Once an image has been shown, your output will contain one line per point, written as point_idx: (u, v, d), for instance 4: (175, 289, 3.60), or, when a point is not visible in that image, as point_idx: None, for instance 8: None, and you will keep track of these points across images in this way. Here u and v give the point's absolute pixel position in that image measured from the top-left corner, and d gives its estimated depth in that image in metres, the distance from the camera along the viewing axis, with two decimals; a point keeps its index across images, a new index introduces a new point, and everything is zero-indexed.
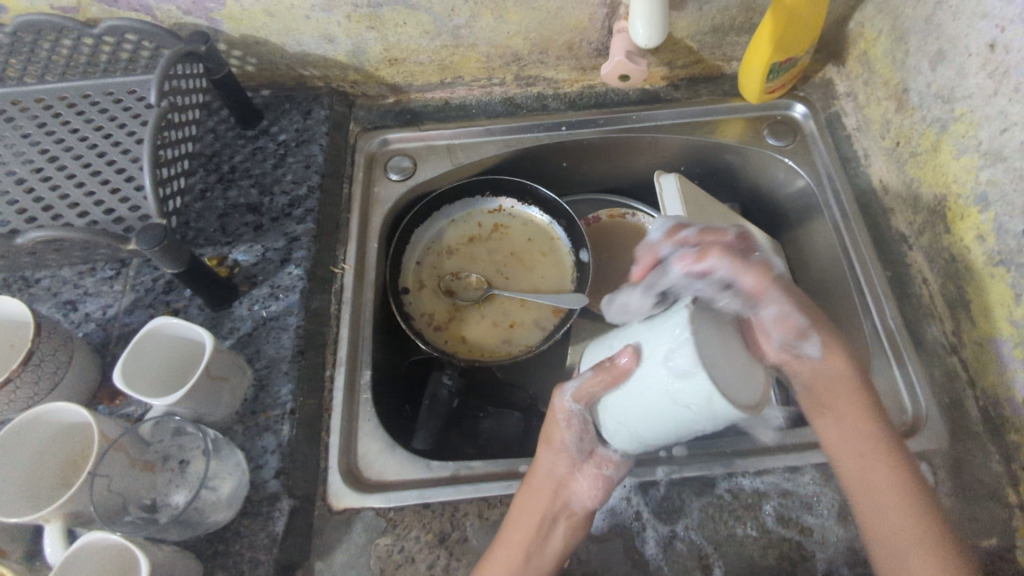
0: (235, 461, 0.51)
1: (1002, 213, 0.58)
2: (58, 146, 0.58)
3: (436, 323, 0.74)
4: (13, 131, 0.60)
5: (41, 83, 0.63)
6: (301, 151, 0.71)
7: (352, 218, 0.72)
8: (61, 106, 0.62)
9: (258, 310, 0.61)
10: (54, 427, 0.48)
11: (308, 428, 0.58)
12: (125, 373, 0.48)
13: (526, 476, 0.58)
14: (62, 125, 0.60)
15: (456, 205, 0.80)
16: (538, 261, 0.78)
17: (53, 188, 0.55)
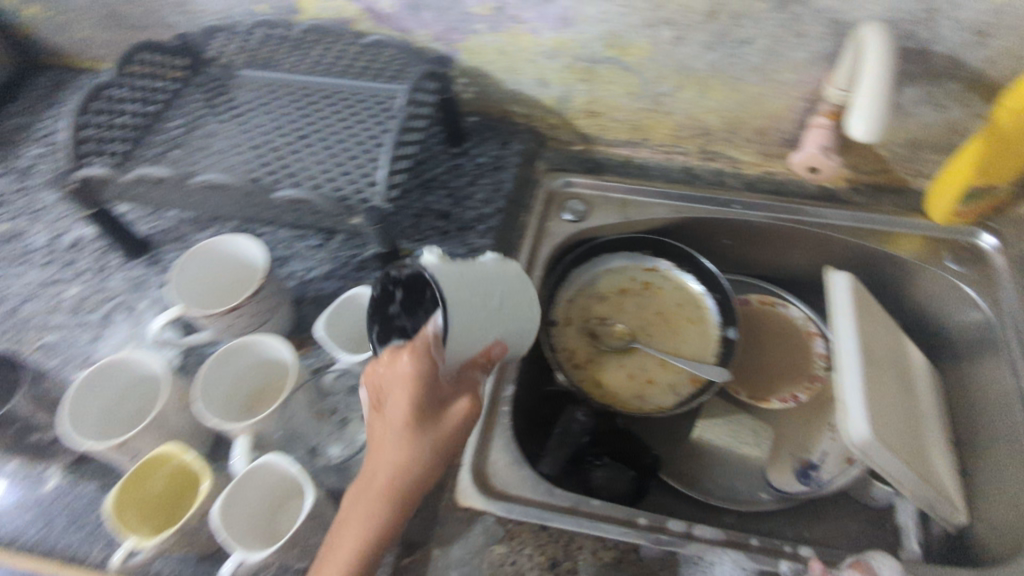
0: None
1: None
2: (313, 128, 0.69)
3: (575, 360, 0.77)
4: (280, 113, 0.71)
5: (309, 75, 0.75)
6: (494, 175, 0.79)
7: (523, 245, 0.77)
8: (320, 99, 0.73)
9: None
10: (256, 359, 0.54)
11: None
12: (331, 320, 0.56)
13: (642, 531, 0.57)
14: (319, 111, 0.71)
15: (614, 256, 0.83)
16: (684, 327, 0.79)
17: (302, 160, 0.65)
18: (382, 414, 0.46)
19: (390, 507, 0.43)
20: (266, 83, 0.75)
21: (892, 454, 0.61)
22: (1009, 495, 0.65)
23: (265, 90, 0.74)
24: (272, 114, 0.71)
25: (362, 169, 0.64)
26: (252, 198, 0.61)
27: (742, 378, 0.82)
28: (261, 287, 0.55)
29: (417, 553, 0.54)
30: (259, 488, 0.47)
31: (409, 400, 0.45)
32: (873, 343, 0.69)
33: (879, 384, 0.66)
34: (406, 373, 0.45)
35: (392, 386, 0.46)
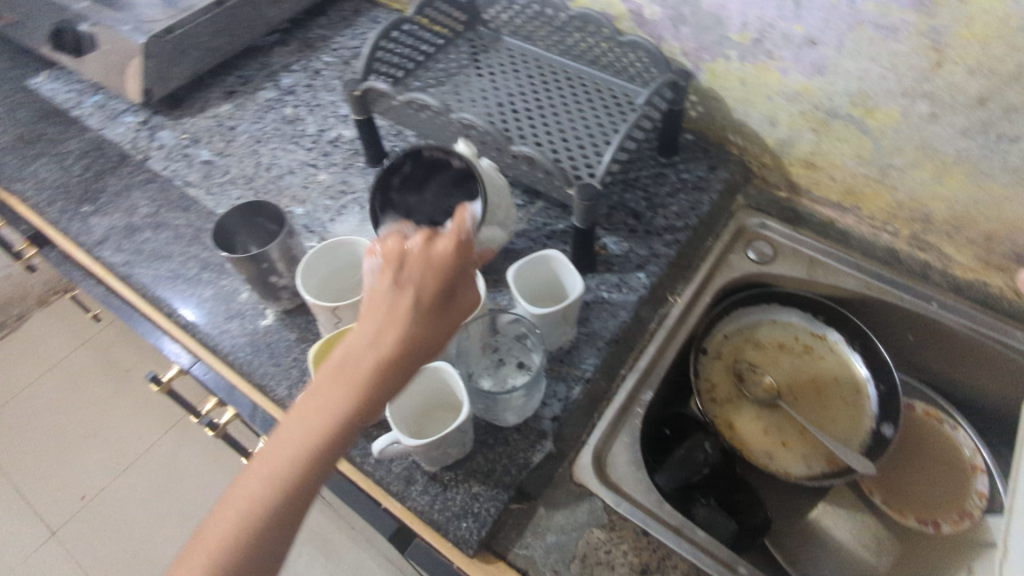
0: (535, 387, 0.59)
1: None
2: (556, 106, 0.77)
3: (714, 394, 0.76)
4: (531, 86, 0.80)
5: (570, 62, 0.84)
6: (693, 194, 0.80)
7: (702, 266, 0.78)
8: (568, 85, 0.81)
9: (601, 289, 0.70)
10: None
11: (588, 404, 0.63)
12: (520, 269, 0.61)
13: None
14: (565, 95, 0.79)
15: (785, 311, 0.81)
16: (836, 404, 0.75)
17: (537, 131, 0.73)
18: (390, 297, 0.39)
19: (367, 398, 0.37)
20: (525, 59, 0.85)
21: None
22: None
23: (524, 64, 0.84)
24: (524, 86, 0.80)
25: (590, 153, 0.70)
26: (490, 148, 0.69)
27: (890, 487, 0.76)
28: (474, 224, 0.62)
29: (524, 505, 0.56)
30: (425, 388, 0.53)
31: (434, 293, 0.40)
32: None
33: None
34: (440, 264, 0.40)
35: (417, 269, 0.40)
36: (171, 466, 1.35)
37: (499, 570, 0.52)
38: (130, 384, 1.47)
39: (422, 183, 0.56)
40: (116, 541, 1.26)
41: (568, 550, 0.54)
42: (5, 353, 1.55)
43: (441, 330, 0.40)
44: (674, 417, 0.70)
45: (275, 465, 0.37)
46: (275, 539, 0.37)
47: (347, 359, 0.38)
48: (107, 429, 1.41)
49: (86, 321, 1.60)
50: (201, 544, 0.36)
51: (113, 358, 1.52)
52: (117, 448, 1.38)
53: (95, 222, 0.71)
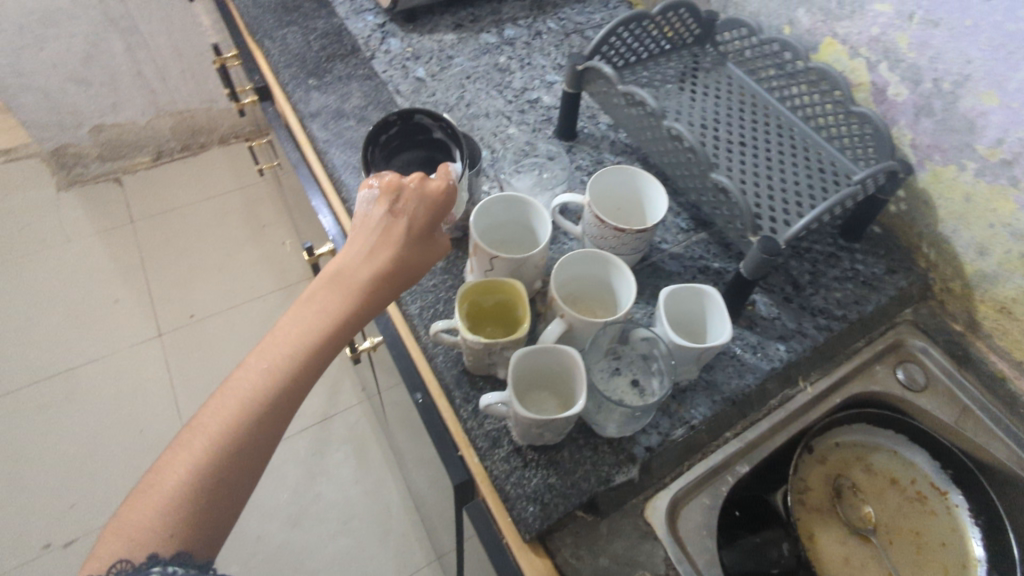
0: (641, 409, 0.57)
1: None
2: (759, 151, 0.73)
3: (805, 498, 0.71)
4: (738, 122, 0.76)
5: (787, 110, 0.79)
6: (863, 288, 0.74)
7: (843, 365, 0.72)
8: (776, 132, 0.77)
9: (736, 344, 0.66)
10: (603, 277, 0.60)
11: (683, 451, 0.60)
12: (672, 292, 0.59)
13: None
14: (772, 143, 0.75)
15: (914, 450, 0.73)
16: (934, 568, 0.68)
17: (734, 172, 0.70)
18: (387, 224, 0.49)
19: (364, 302, 0.46)
20: (741, 91, 0.81)
21: None
22: None
23: (737, 95, 0.81)
24: (730, 119, 0.77)
25: (785, 211, 0.66)
26: (687, 162, 0.67)
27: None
28: (647, 232, 0.61)
29: (587, 516, 0.55)
30: (547, 362, 0.53)
31: (417, 225, 0.50)
32: None
33: None
34: (425, 203, 0.50)
35: (410, 201, 0.50)
36: (266, 323, 1.43)
37: (544, 567, 0.51)
38: (261, 238, 1.58)
39: (394, 154, 0.63)
40: (199, 365, 1.36)
41: None
42: (173, 171, 1.72)
43: (418, 260, 0.49)
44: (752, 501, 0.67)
45: (275, 355, 0.43)
46: (272, 420, 0.42)
47: (345, 270, 0.47)
48: (227, 268, 1.52)
49: (246, 171, 1.73)
50: (201, 430, 0.41)
51: (256, 211, 1.63)
52: (228, 286, 1.49)
53: (314, 95, 0.76)
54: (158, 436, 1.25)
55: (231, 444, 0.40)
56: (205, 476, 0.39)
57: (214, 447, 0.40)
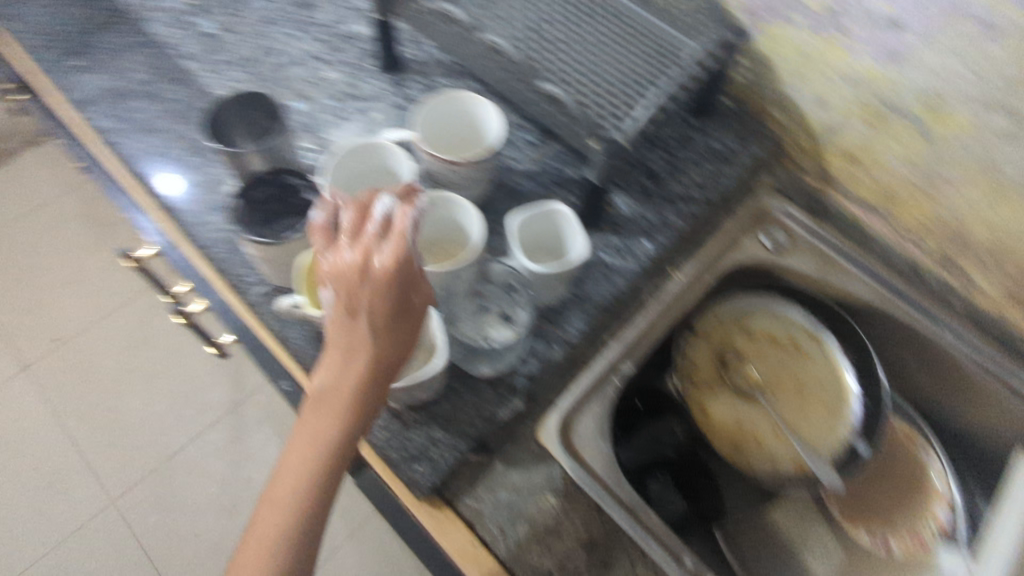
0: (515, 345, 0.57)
1: None
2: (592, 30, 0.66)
3: (693, 375, 0.73)
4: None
5: None
6: (719, 167, 0.74)
7: (710, 245, 0.73)
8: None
9: (603, 251, 0.66)
10: (449, 219, 0.57)
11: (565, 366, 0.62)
12: (526, 221, 0.57)
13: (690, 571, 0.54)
14: (605, 16, 0.67)
15: (786, 305, 0.75)
16: (817, 409, 0.72)
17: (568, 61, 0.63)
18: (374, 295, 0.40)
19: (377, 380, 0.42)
20: None
21: None
22: None
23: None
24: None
25: (626, 97, 0.61)
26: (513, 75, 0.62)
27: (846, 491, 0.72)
28: (482, 160, 0.57)
29: (479, 458, 0.56)
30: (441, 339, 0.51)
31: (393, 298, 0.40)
32: None
33: None
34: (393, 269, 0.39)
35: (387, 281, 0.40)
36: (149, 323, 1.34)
37: (444, 517, 0.53)
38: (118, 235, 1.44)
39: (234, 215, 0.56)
40: (88, 388, 1.27)
41: (520, 509, 0.55)
42: None
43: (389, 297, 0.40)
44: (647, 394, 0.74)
45: (322, 427, 0.42)
46: (334, 475, 0.42)
47: (356, 344, 0.42)
48: (89, 275, 1.39)
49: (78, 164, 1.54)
50: (278, 502, 0.42)
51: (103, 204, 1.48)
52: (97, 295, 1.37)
53: (86, 79, 0.67)
54: (79, 466, 1.20)
55: (308, 510, 0.41)
56: (304, 530, 0.41)
57: (297, 512, 0.41)
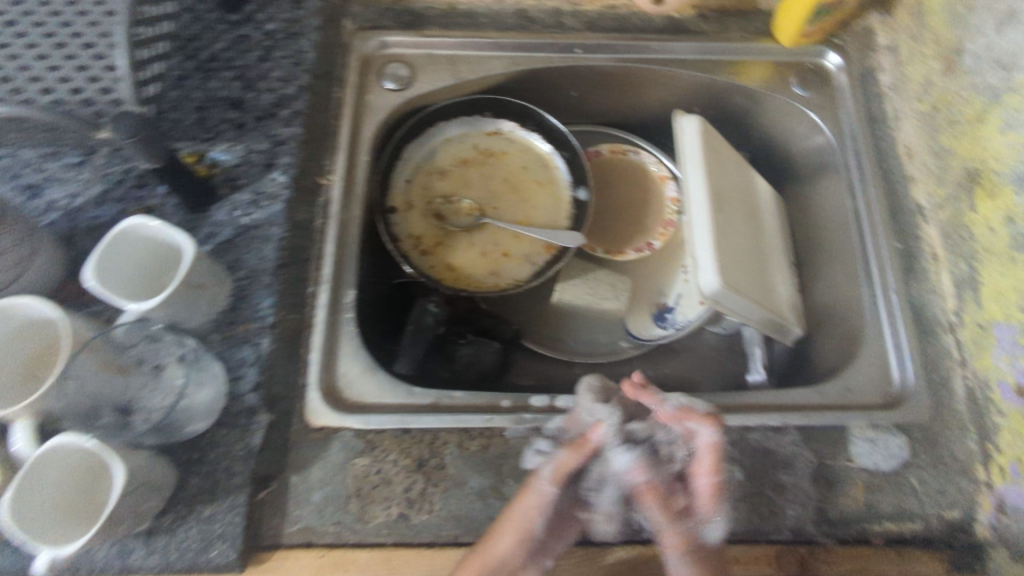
0: (213, 372, 0.52)
1: None
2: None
3: (423, 247, 0.72)
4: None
5: None
6: (290, 45, 0.64)
7: (342, 127, 0.66)
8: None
9: (238, 216, 0.58)
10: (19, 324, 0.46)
11: (288, 344, 0.58)
12: (99, 268, 0.46)
13: (510, 410, 0.59)
14: None
15: (451, 124, 0.75)
16: (534, 191, 0.76)
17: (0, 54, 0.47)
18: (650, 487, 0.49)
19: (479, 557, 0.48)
20: None
21: (741, 296, 0.60)
22: (844, 329, 0.68)
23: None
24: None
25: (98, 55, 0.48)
26: None
27: (597, 235, 0.82)
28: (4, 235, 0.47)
29: (274, 486, 0.54)
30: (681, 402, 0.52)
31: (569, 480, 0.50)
32: (723, 188, 0.64)
33: (724, 225, 0.61)
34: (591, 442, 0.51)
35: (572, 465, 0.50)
36: None
37: (279, 561, 0.51)
38: None
39: None
40: None
41: (343, 490, 0.54)
42: None
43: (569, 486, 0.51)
44: (387, 299, 0.68)
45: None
46: None
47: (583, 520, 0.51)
48: None
49: None
50: None
51: None
52: None
53: None
54: None
55: None
56: None
57: None
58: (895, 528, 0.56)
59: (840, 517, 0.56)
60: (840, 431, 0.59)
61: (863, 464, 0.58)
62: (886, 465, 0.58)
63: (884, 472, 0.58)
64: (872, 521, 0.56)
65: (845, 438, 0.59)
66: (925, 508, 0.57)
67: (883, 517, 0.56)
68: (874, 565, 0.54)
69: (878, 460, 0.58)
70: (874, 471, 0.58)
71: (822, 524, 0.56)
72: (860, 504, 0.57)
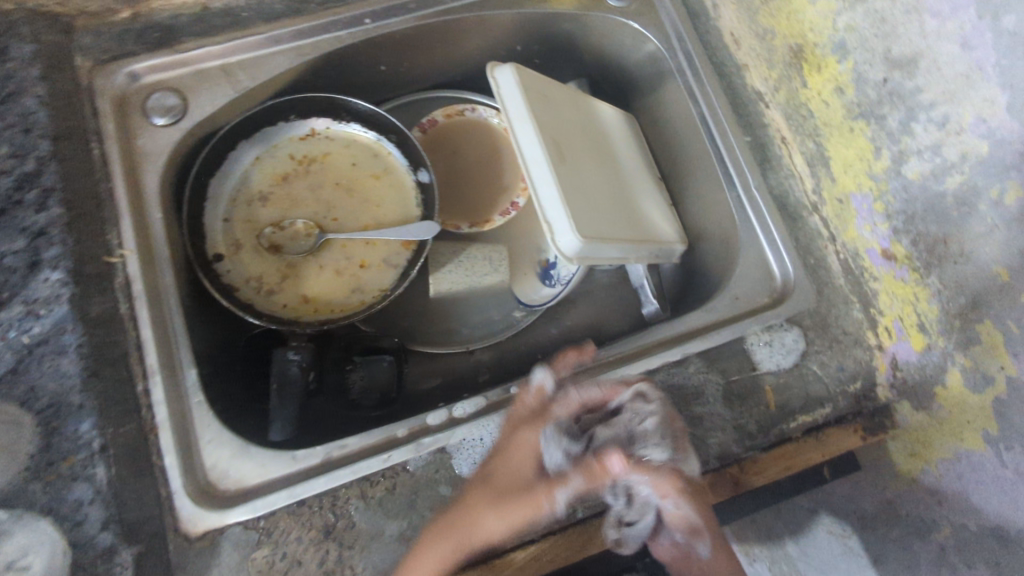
0: (43, 533, 0.44)
1: (863, 61, 0.53)
2: None
3: (266, 286, 0.64)
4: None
5: None
6: (10, 108, 0.50)
7: (118, 188, 0.55)
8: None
9: (15, 337, 0.48)
10: None
11: (133, 459, 0.50)
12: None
13: (406, 437, 0.55)
14: None
15: (256, 139, 0.65)
16: (372, 186, 0.68)
17: None
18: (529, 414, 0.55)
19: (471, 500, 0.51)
20: None
21: (607, 242, 0.55)
22: (722, 234, 0.66)
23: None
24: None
25: None
26: None
27: (456, 210, 0.76)
28: None
29: None
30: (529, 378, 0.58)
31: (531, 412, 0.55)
32: (559, 133, 0.57)
33: (572, 174, 0.56)
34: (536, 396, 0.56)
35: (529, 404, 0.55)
36: None
37: None
38: None
39: None
40: None
41: None
42: None
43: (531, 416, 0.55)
44: (245, 359, 0.61)
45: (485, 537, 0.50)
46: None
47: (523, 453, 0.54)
48: None
49: None
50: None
51: None
52: None
53: None
54: None
55: None
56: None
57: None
58: (809, 419, 0.56)
59: (758, 427, 0.55)
60: (738, 344, 0.58)
61: (768, 368, 0.57)
62: (787, 361, 0.57)
63: (787, 369, 0.57)
64: (787, 420, 0.56)
65: (744, 349, 0.57)
66: (832, 390, 0.56)
67: (796, 413, 0.56)
68: (798, 459, 0.56)
69: (779, 359, 0.57)
70: (779, 371, 0.57)
71: (743, 438, 0.55)
72: (773, 408, 0.56)
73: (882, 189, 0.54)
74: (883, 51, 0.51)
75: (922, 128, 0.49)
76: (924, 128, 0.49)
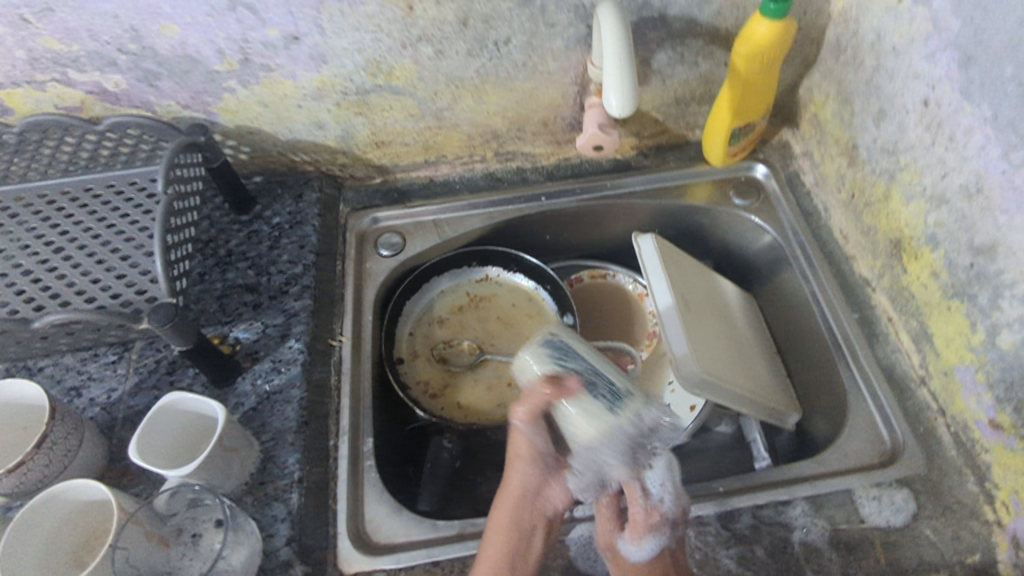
0: (249, 529, 0.54)
1: (951, 250, 0.60)
2: (64, 239, 0.61)
3: (431, 390, 0.78)
4: (18, 227, 0.62)
5: (28, 181, 0.65)
6: (295, 232, 0.74)
7: (346, 294, 0.75)
8: (64, 200, 0.64)
9: (261, 384, 0.64)
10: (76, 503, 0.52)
11: (316, 496, 0.61)
12: (140, 446, 0.53)
13: None
14: (67, 218, 0.63)
15: (444, 275, 0.84)
16: (526, 323, 0.83)
17: (59, 276, 0.58)
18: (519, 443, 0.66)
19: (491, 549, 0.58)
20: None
21: (721, 381, 0.66)
22: (829, 399, 0.73)
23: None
24: (6, 229, 0.62)
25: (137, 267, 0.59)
26: None
27: None
28: (49, 433, 0.53)
29: None
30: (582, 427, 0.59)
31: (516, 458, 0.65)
32: (687, 289, 0.72)
33: (694, 322, 0.69)
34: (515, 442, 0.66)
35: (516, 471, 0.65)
36: None
37: None
38: None
39: None
40: None
41: None
42: None
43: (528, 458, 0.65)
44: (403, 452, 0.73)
45: None
46: None
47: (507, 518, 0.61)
48: None
49: None
50: None
51: None
52: None
53: None
54: None
55: None
56: None
57: None
58: None
59: None
60: (847, 495, 0.61)
61: (877, 523, 0.59)
62: (897, 521, 0.59)
63: (898, 528, 0.59)
64: None
65: (852, 501, 0.61)
66: (947, 557, 0.57)
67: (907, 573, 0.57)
68: None
69: (889, 517, 0.59)
70: (890, 529, 0.59)
71: None
72: (883, 562, 0.57)
73: (983, 360, 0.58)
74: (967, 241, 0.58)
75: (1009, 305, 0.54)
76: (1011, 304, 0.54)
